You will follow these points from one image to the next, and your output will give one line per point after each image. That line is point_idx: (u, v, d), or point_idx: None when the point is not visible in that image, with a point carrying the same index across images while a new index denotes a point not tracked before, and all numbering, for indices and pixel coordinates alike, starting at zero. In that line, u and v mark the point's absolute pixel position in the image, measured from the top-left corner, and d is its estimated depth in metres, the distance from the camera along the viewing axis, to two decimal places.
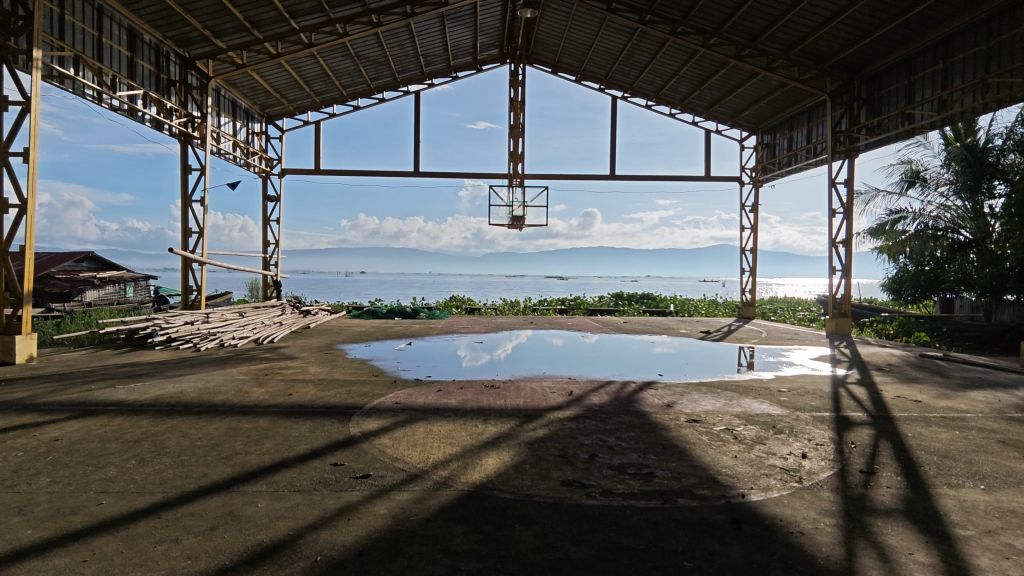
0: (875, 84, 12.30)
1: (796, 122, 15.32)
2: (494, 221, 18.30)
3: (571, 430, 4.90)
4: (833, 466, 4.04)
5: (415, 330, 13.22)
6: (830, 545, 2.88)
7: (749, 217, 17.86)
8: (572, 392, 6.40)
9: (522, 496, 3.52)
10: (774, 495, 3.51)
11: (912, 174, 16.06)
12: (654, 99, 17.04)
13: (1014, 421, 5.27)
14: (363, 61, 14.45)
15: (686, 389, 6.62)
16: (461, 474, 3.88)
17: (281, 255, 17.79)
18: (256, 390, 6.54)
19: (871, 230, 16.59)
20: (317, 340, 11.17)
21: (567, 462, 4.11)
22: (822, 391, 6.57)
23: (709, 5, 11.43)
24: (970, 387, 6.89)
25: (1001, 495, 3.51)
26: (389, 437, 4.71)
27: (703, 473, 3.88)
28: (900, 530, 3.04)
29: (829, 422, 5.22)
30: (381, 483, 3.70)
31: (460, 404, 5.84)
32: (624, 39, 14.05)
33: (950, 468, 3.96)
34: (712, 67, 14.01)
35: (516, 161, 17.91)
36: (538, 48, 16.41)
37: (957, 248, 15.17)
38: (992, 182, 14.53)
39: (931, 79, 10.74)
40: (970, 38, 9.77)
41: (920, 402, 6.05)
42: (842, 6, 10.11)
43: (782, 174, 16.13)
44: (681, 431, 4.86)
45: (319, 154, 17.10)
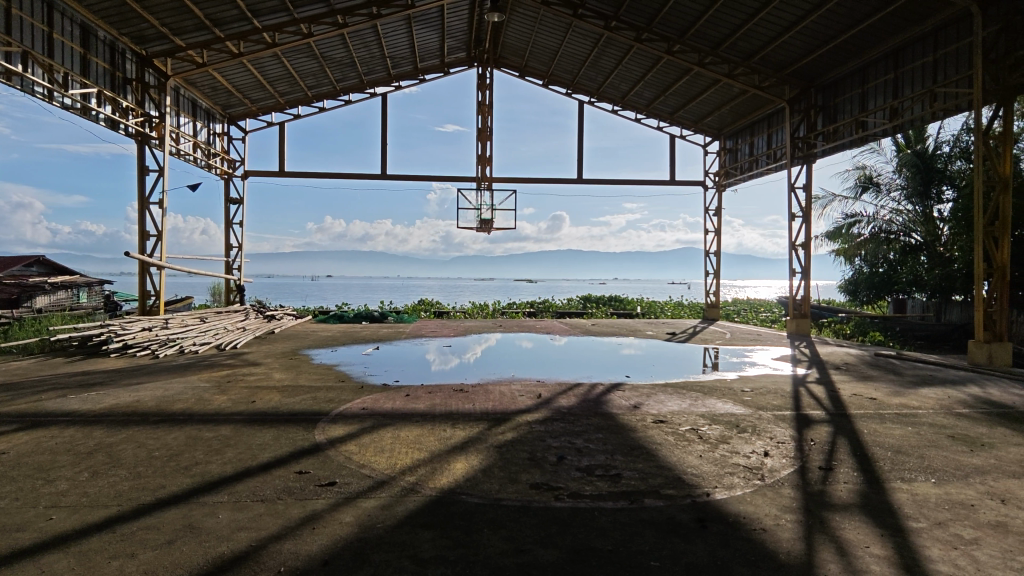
0: (832, 93, 12.71)
1: (757, 129, 15.73)
2: (462, 225, 18.28)
3: (540, 433, 4.92)
4: (793, 463, 4.15)
5: (383, 334, 13.09)
6: (791, 541, 2.96)
7: (713, 220, 18.24)
8: (540, 395, 6.42)
9: (490, 500, 3.52)
10: (738, 494, 3.58)
11: (866, 180, 16.68)
12: (620, 104, 17.26)
13: (962, 417, 5.51)
14: (329, 61, 14.23)
15: (653, 390, 6.73)
16: (429, 479, 3.85)
17: (244, 258, 17.38)
18: (219, 397, 6.36)
19: (828, 233, 17.14)
20: (281, 346, 10.95)
21: (535, 465, 4.12)
22: (783, 391, 6.74)
23: (673, 13, 11.65)
24: (922, 384, 7.17)
25: (950, 487, 3.67)
26: (356, 444, 4.65)
27: (669, 473, 3.94)
28: (857, 525, 3.14)
29: (790, 420, 5.36)
30: (347, 491, 3.64)
31: (429, 409, 5.79)
32: (590, 45, 14.20)
33: (904, 464, 4.11)
34: (676, 73, 14.29)
35: (484, 164, 17.93)
36: (506, 52, 16.47)
37: (909, 250, 15.80)
38: (941, 188, 15.20)
39: (883, 88, 11.17)
40: (918, 49, 10.20)
41: (876, 400, 6.27)
42: (800, 16, 10.43)
43: (744, 179, 16.53)
44: (648, 431, 4.92)
45: (283, 156, 16.79)
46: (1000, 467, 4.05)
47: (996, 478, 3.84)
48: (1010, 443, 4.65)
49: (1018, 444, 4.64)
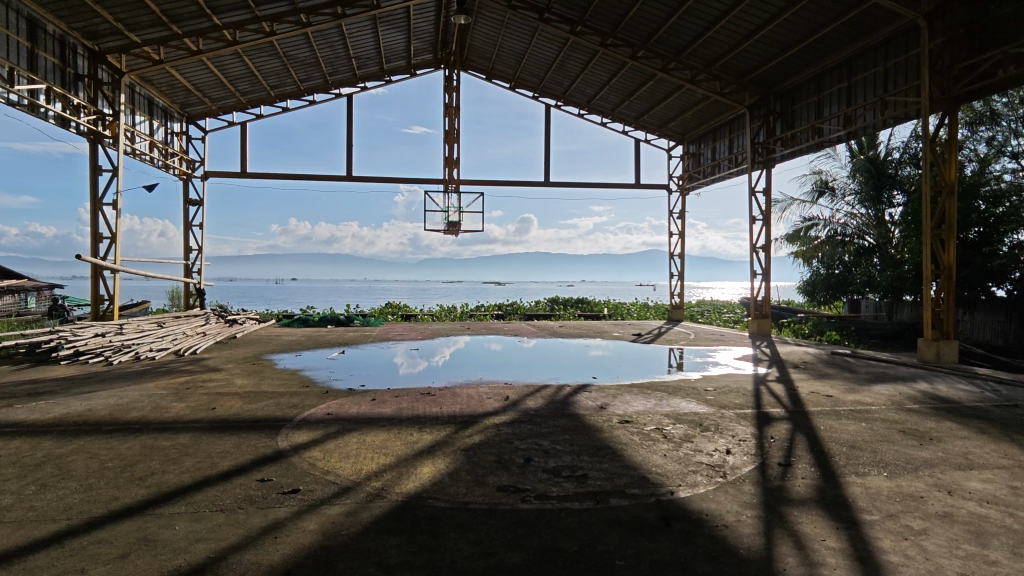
0: (789, 99, 13.11)
1: (718, 134, 16.10)
2: (429, 227, 18.16)
3: (507, 435, 4.93)
4: (754, 460, 4.25)
5: (349, 338, 12.92)
6: (751, 536, 3.03)
7: (677, 223, 18.56)
8: (508, 397, 6.43)
9: (457, 503, 3.50)
10: (700, 491, 3.66)
11: (822, 184, 17.24)
12: (586, 109, 17.44)
13: (912, 412, 5.74)
14: (292, 61, 13.97)
15: (619, 391, 6.82)
16: (395, 484, 3.81)
17: (204, 261, 16.91)
18: (176, 405, 6.16)
19: (786, 236, 17.67)
20: (244, 351, 10.68)
21: (502, 468, 4.11)
22: (745, 389, 6.92)
23: (636, 19, 11.85)
24: (875, 381, 7.45)
25: (901, 480, 3.81)
26: (320, 450, 4.56)
27: (634, 472, 3.99)
28: (814, 518, 3.23)
29: (751, 418, 5.50)
30: (311, 498, 3.57)
31: (395, 413, 5.73)
32: (556, 49, 14.34)
33: (858, 458, 4.26)
34: (640, 79, 14.54)
35: (451, 166, 17.86)
36: (473, 55, 16.48)
37: (863, 252, 16.39)
38: (892, 192, 15.83)
39: (837, 95, 11.58)
40: (870, 59, 10.61)
41: (832, 397, 6.48)
42: (758, 25, 10.74)
43: (706, 183, 16.87)
44: (614, 432, 4.98)
45: (245, 156, 16.41)
46: (947, 460, 4.23)
47: (942, 470, 4.01)
48: (956, 436, 4.87)
49: (962, 436, 4.86)
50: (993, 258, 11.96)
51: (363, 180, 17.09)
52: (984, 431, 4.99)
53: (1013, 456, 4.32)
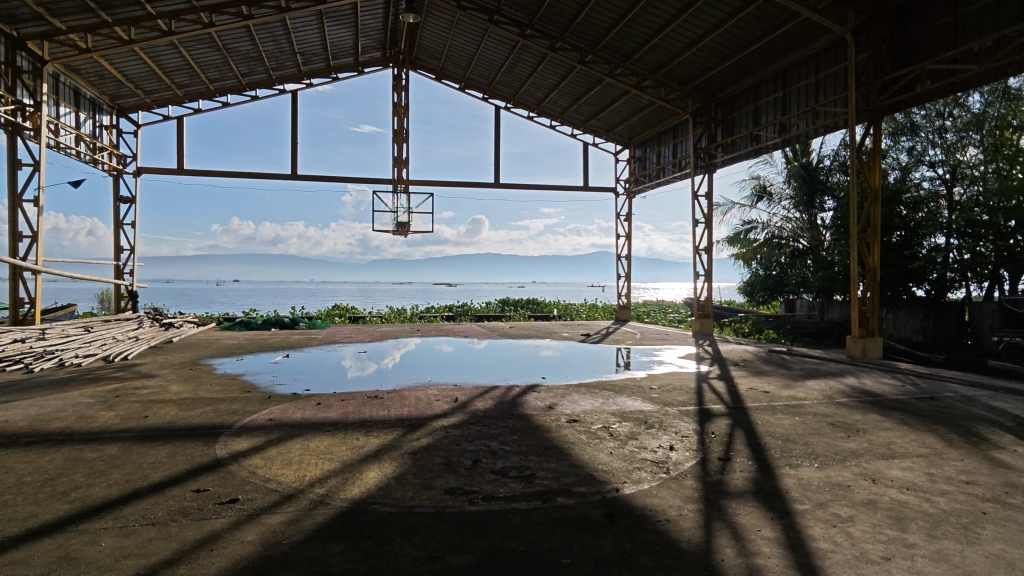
0: (729, 107, 13.60)
1: (663, 139, 16.54)
2: (378, 227, 17.86)
3: (455, 437, 4.91)
4: (695, 456, 4.39)
5: (294, 341, 12.55)
6: (692, 529, 3.12)
7: (624, 225, 18.95)
8: (457, 399, 6.40)
9: (403, 507, 3.45)
10: (645, 487, 3.74)
11: (760, 189, 18.00)
12: (535, 111, 17.58)
13: (841, 405, 6.08)
14: (232, 54, 13.45)
15: (567, 390, 6.90)
16: (340, 490, 3.72)
17: (137, 262, 16.06)
18: (105, 414, 5.82)
19: (727, 239, 18.37)
20: (180, 355, 10.22)
21: (449, 470, 4.09)
22: (687, 387, 7.14)
23: (584, 24, 12.05)
24: (808, 377, 7.84)
25: (830, 471, 4.02)
26: (261, 457, 4.40)
27: (581, 471, 4.05)
28: (751, 510, 3.37)
29: (693, 415, 5.68)
30: (251, 508, 3.44)
31: (341, 417, 5.61)
32: (506, 51, 14.39)
33: (792, 451, 4.46)
34: (588, 83, 14.78)
35: (400, 166, 17.66)
36: (422, 54, 16.34)
37: (797, 254, 17.22)
38: (823, 198, 16.66)
39: (772, 104, 12.10)
40: (802, 71, 11.17)
41: (769, 393, 6.77)
42: (701, 35, 11.12)
43: (651, 186, 17.30)
44: (561, 431, 5.03)
45: (182, 152, 15.70)
46: (871, 450, 4.49)
47: (867, 460, 4.26)
48: (880, 427, 5.18)
49: (885, 428, 5.17)
50: (913, 260, 12.81)
51: (309, 178, 16.66)
52: (905, 423, 5.33)
53: (930, 445, 4.62)
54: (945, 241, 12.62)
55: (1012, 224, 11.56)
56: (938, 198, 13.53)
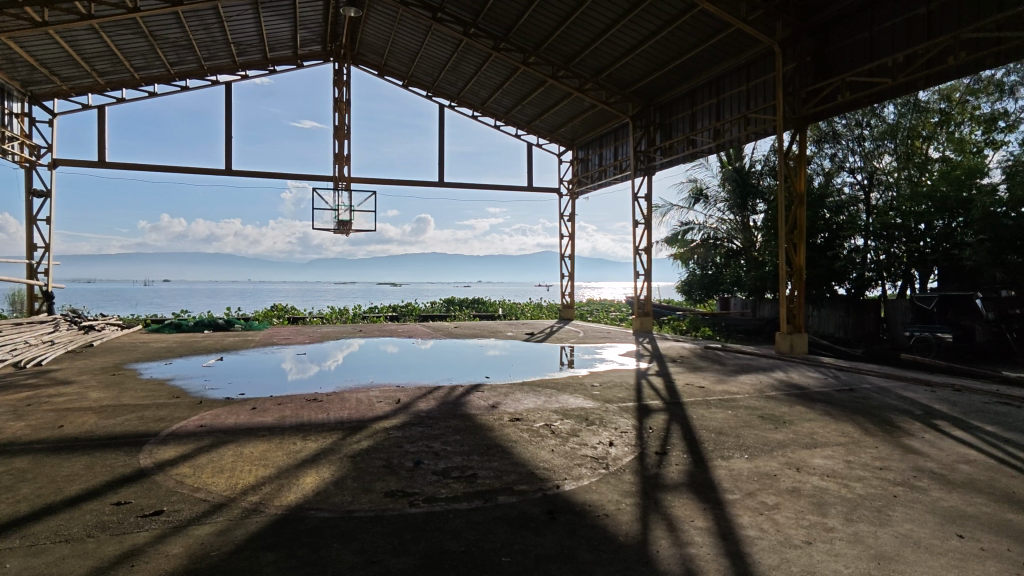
0: (667, 112, 14.02)
1: (605, 141, 16.85)
2: (318, 225, 17.33)
3: (397, 438, 4.83)
4: (633, 450, 4.50)
5: (228, 343, 12.05)
6: (629, 523, 3.20)
7: (567, 225, 19.23)
8: (399, 400, 6.30)
9: (342, 512, 3.37)
10: (585, 483, 3.81)
11: (697, 191, 18.63)
12: (479, 111, 17.57)
13: (769, 398, 6.39)
14: (160, 41, 12.75)
15: (510, 389, 6.92)
16: (275, 497, 3.59)
17: (53, 261, 14.98)
18: (13, 424, 5.39)
19: (666, 239, 18.93)
20: (102, 360, 9.60)
21: (390, 472, 4.02)
22: (627, 384, 7.31)
23: (527, 26, 12.14)
24: (740, 372, 8.19)
25: (759, 461, 4.22)
26: (189, 466, 4.19)
27: (522, 469, 4.07)
28: (685, 501, 3.49)
29: (632, 411, 5.82)
30: (177, 519, 3.27)
31: (277, 422, 5.41)
32: (449, 49, 14.32)
33: (724, 443, 4.65)
34: (531, 84, 14.90)
35: (341, 163, 17.25)
36: (364, 49, 16.05)
37: (732, 255, 17.97)
38: (755, 201, 17.27)
39: (707, 110, 12.57)
40: (734, 79, 11.66)
41: (704, 388, 7.03)
42: (640, 40, 11.41)
43: (594, 187, 17.59)
44: (504, 430, 5.05)
45: (103, 144, 14.76)
46: (797, 441, 4.73)
47: (793, 449, 4.49)
48: (805, 418, 5.47)
49: (810, 419, 5.46)
50: (836, 261, 13.61)
51: (245, 174, 16.01)
52: (828, 413, 5.66)
53: (849, 434, 4.92)
54: (863, 242, 13.49)
55: (921, 228, 12.47)
56: (857, 203, 14.41)
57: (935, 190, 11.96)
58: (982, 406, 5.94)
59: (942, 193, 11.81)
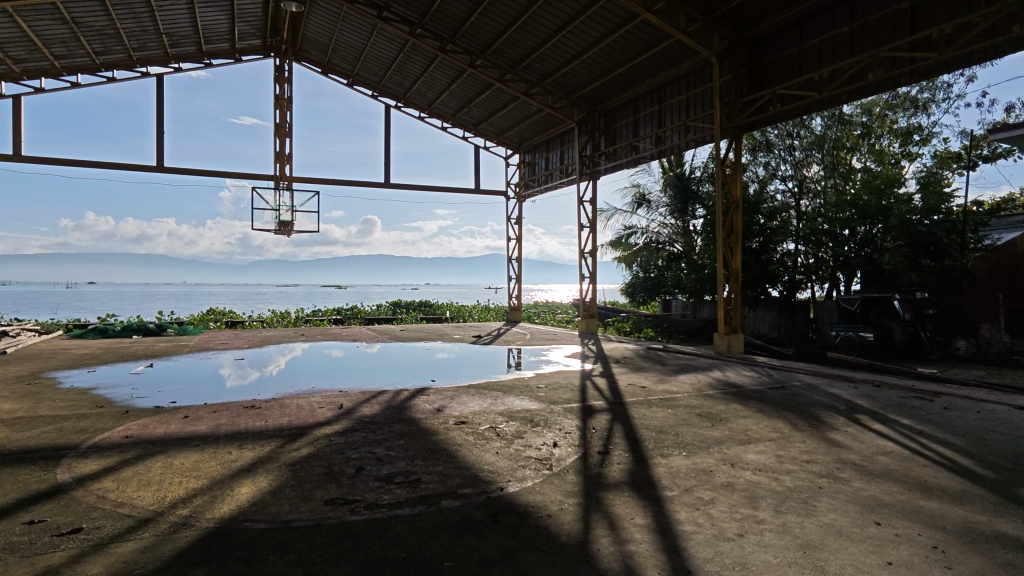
0: (611, 118, 14.33)
1: (551, 145, 17.05)
2: (258, 226, 16.72)
3: (338, 445, 4.72)
4: (577, 451, 4.56)
5: (159, 349, 11.44)
6: (571, 523, 3.24)
7: (514, 228, 19.33)
8: (341, 406, 6.16)
9: (278, 523, 3.26)
10: (528, 484, 3.83)
11: (640, 196, 19.12)
12: (426, 112, 17.40)
13: (707, 397, 6.62)
14: (83, 28, 11.99)
15: (456, 392, 6.88)
16: (207, 510, 3.44)
17: None
18: None
19: (611, 242, 19.32)
20: (16, 369, 8.91)
21: (331, 480, 3.92)
22: (572, 385, 7.41)
23: (474, 28, 12.13)
24: (679, 372, 8.47)
25: (697, 458, 4.36)
26: (112, 479, 3.95)
27: (467, 472, 4.06)
28: (626, 499, 3.57)
29: (576, 411, 5.91)
30: (98, 537, 3.08)
31: (211, 430, 5.19)
32: (395, 49, 14.14)
33: (664, 441, 4.79)
34: (478, 87, 14.90)
35: (282, 161, 16.73)
36: (306, 46, 15.66)
37: (673, 258, 18.42)
38: (695, 207, 17.83)
39: (649, 117, 12.92)
40: (675, 88, 12.04)
41: (646, 388, 7.21)
42: (585, 47, 11.61)
43: (540, 191, 17.75)
44: (449, 434, 5.01)
45: (19, 136, 13.74)
46: (731, 437, 4.92)
47: (728, 446, 4.67)
48: (739, 415, 5.70)
49: (744, 416, 5.69)
50: (770, 264, 14.21)
51: (179, 171, 15.28)
52: (761, 410, 5.92)
53: (779, 429, 5.17)
54: (795, 247, 14.18)
55: (846, 234, 13.21)
56: (788, 209, 15.04)
57: (858, 199, 12.73)
58: (899, 400, 6.37)
59: (864, 202, 12.57)
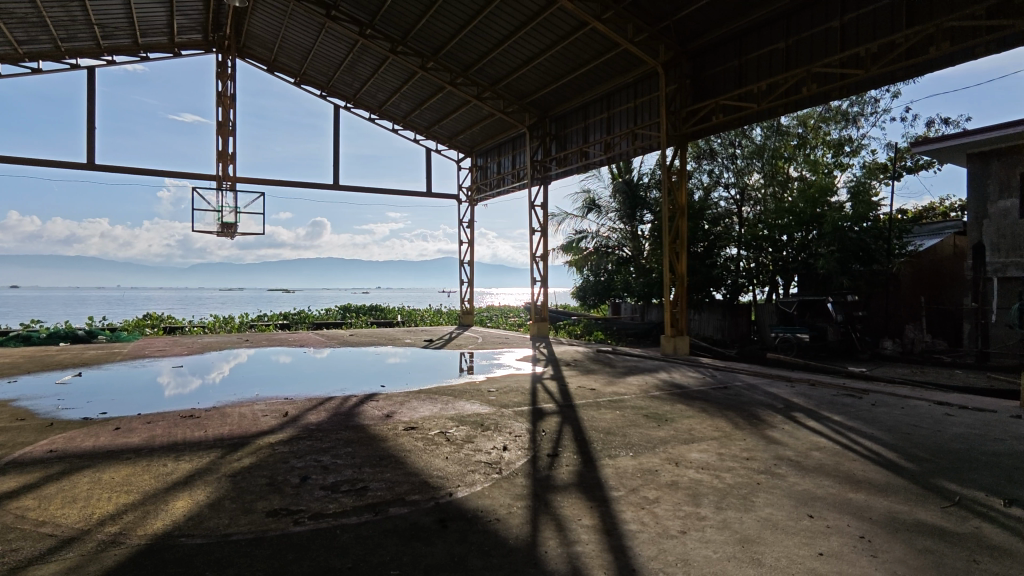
0: (562, 124, 14.52)
1: (503, 149, 17.12)
2: (198, 228, 16.06)
3: (282, 454, 4.58)
4: (526, 454, 4.59)
5: (89, 357, 10.80)
6: (520, 526, 3.25)
7: (466, 232, 19.27)
8: (286, 413, 5.99)
9: (217, 537, 3.13)
10: (477, 489, 3.83)
11: (591, 202, 19.43)
12: (376, 113, 17.14)
13: (654, 398, 6.79)
14: (5, 15, 11.22)
15: (406, 397, 6.80)
16: (139, 526, 3.27)
17: None
18: None
19: (562, 246, 19.54)
20: None
21: (274, 490, 3.81)
22: (523, 388, 7.44)
23: (425, 30, 12.06)
24: (628, 373, 8.65)
25: (643, 458, 4.46)
26: (33, 497, 3.70)
27: (415, 479, 4.01)
28: (574, 501, 3.62)
29: (527, 414, 5.94)
30: (15, 559, 2.87)
31: (145, 442, 4.94)
32: (345, 49, 13.89)
33: (612, 442, 4.88)
34: (430, 89, 14.82)
35: (224, 161, 16.14)
36: (251, 42, 15.18)
37: (622, 262, 18.62)
38: (642, 212, 18.19)
39: (599, 124, 13.17)
40: (623, 96, 12.31)
41: (595, 390, 7.33)
42: (536, 52, 11.73)
43: (492, 195, 17.79)
44: (398, 440, 4.95)
45: None
46: (676, 437, 5.06)
47: (673, 445, 4.80)
48: (684, 415, 5.87)
49: (689, 416, 5.86)
50: (714, 268, 14.69)
51: (112, 169, 14.51)
52: (704, 410, 6.11)
53: (722, 428, 5.35)
54: (737, 252, 14.72)
55: (784, 239, 13.80)
56: (731, 216, 15.52)
57: (794, 206, 13.31)
58: (832, 398, 6.71)
59: (800, 209, 13.18)
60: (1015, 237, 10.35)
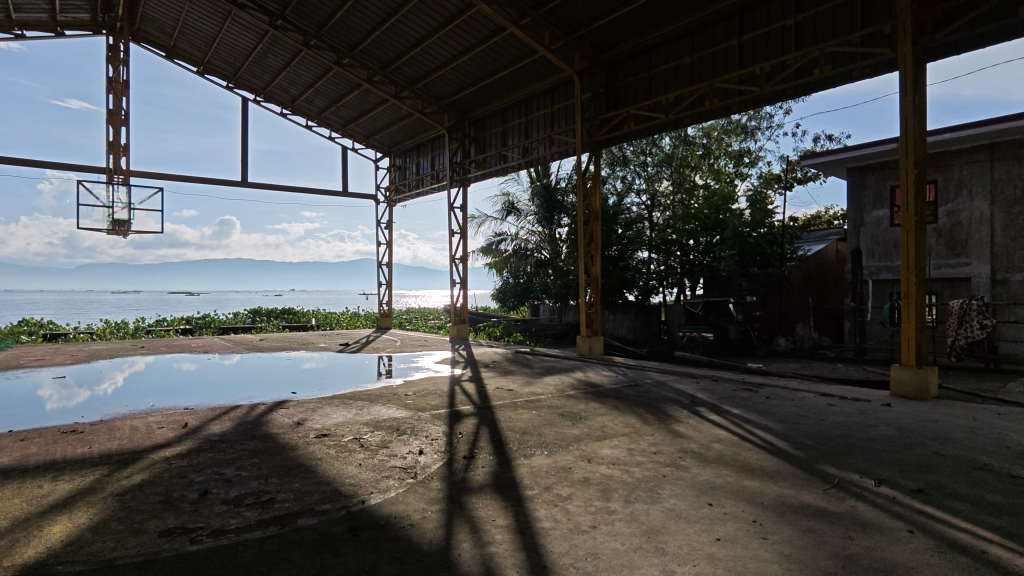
0: (480, 126, 14.57)
1: (422, 150, 16.93)
2: (84, 224, 14.69)
3: (179, 469, 4.28)
4: (442, 457, 4.56)
5: None
6: (434, 530, 3.22)
7: (384, 233, 18.87)
8: (186, 425, 5.60)
9: (100, 563, 2.87)
10: (391, 495, 3.75)
11: (509, 205, 19.61)
12: (288, 109, 16.42)
13: (569, 397, 6.96)
14: None
15: (318, 404, 6.56)
16: (5, 556, 2.93)
17: None
18: None
19: (482, 248, 19.59)
20: None
21: (169, 508, 3.55)
22: (440, 391, 7.41)
23: (341, 24, 11.68)
24: (544, 374, 8.81)
25: (557, 456, 4.56)
26: None
27: (326, 488, 3.88)
28: (489, 501, 3.64)
29: (444, 417, 5.90)
30: None
31: (16, 463, 4.44)
32: (254, 38, 13.19)
33: (528, 442, 4.95)
34: (346, 86, 14.39)
35: (116, 153, 14.88)
36: (147, 26, 14.08)
37: (541, 264, 19.02)
38: (560, 216, 18.47)
39: (517, 128, 13.33)
40: (541, 100, 12.53)
41: (513, 390, 7.41)
42: (455, 53, 11.68)
43: (411, 196, 17.54)
44: (308, 448, 4.76)
45: None
46: (589, 434, 5.21)
47: (586, 442, 4.94)
48: (597, 413, 6.05)
49: (601, 414, 6.05)
50: (627, 271, 15.29)
51: None
52: (616, 408, 6.34)
53: (632, 424, 5.57)
54: (648, 255, 15.38)
55: (691, 244, 14.57)
56: (642, 220, 16.08)
57: (700, 212, 14.08)
58: (732, 393, 7.16)
59: (705, 215, 13.97)
60: (886, 244, 11.65)
